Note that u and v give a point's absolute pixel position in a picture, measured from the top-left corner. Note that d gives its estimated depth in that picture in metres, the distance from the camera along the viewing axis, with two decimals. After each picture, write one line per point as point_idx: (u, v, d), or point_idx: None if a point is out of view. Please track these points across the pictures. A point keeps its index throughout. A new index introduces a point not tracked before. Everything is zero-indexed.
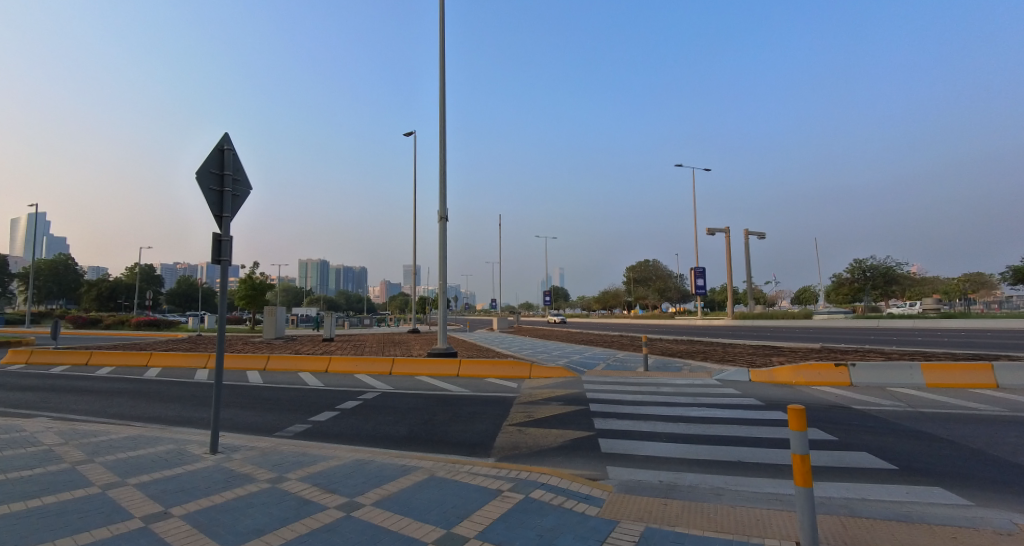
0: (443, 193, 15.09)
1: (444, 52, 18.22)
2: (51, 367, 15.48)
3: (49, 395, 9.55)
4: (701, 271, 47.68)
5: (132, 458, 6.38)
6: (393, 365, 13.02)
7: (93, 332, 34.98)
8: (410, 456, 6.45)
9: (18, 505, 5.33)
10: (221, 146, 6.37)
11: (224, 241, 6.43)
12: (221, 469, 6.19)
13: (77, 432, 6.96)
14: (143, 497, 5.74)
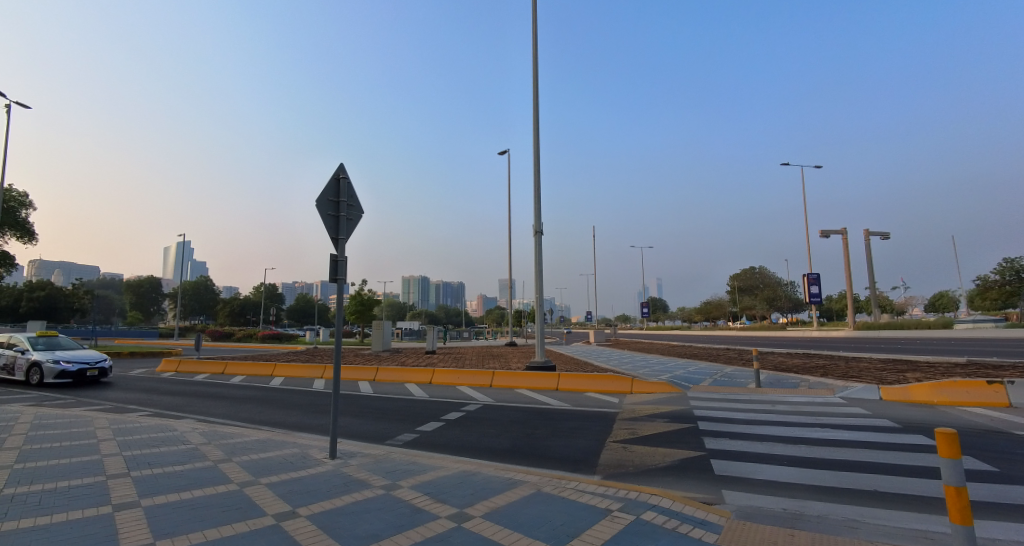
0: (537, 206, 15.23)
1: (537, 69, 18.53)
2: (195, 376, 17.63)
3: (197, 399, 10.84)
4: (815, 277, 43.74)
5: (263, 459, 6.93)
6: (493, 378, 13.33)
7: (232, 343, 39.73)
8: (514, 471, 6.46)
9: (172, 499, 6.03)
10: (337, 175, 6.87)
11: (340, 261, 6.92)
12: (340, 474, 6.59)
13: (217, 432, 7.53)
14: (274, 496, 6.27)
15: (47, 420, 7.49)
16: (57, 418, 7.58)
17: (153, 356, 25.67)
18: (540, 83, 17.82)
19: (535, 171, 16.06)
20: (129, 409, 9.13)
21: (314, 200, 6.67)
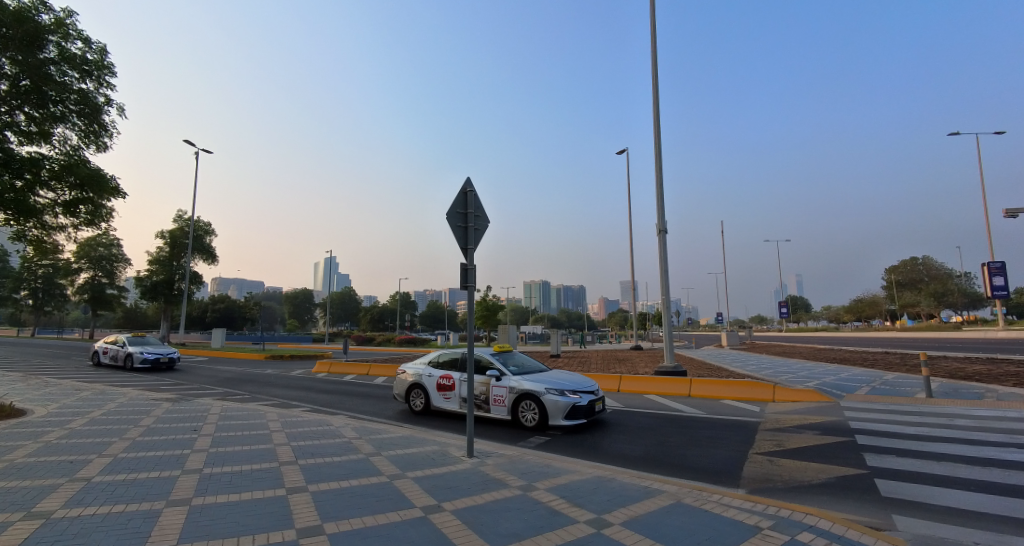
0: (661, 204, 14.68)
1: (656, 60, 17.73)
2: (344, 375, 19.80)
3: (349, 397, 12.12)
4: (1006, 268, 36.68)
5: (409, 454, 7.50)
6: (621, 382, 13.20)
7: (376, 347, 43.54)
8: (653, 479, 6.64)
9: (334, 484, 6.69)
10: (464, 188, 7.24)
11: (470, 269, 7.33)
12: (478, 472, 7.22)
13: (366, 428, 8.08)
14: (421, 489, 6.83)
15: (228, 411, 8.35)
16: (237, 410, 8.48)
17: (309, 357, 29.07)
18: (659, 73, 17.07)
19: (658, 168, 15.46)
20: (297, 405, 10.50)
21: (444, 214, 7.13)
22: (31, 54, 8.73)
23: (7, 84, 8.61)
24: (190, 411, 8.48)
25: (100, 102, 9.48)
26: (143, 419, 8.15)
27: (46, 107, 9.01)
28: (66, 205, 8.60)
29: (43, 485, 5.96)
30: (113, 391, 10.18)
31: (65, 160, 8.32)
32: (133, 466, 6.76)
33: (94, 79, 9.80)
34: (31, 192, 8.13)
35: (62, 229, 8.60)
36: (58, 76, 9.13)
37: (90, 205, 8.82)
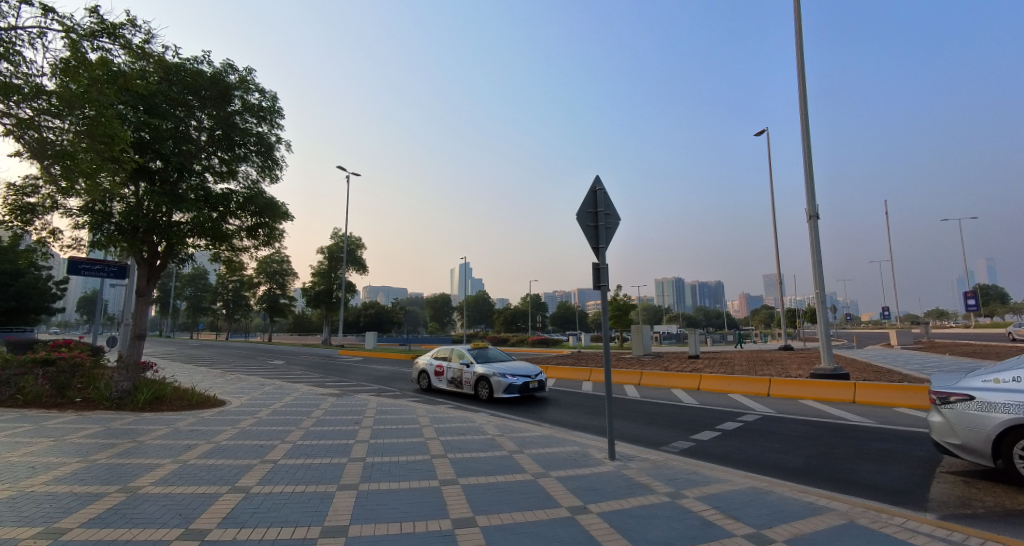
0: (811, 190, 13.27)
1: (800, 28, 15.98)
2: None
3: (492, 395, 12.69)
4: None
5: (550, 454, 7.63)
6: (771, 386, 12.85)
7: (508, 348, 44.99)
8: (819, 495, 6.38)
9: (482, 478, 6.96)
10: (594, 188, 7.49)
11: (601, 268, 7.67)
12: (621, 476, 7.32)
13: (509, 425, 8.26)
14: (565, 490, 6.93)
15: (383, 406, 8.60)
16: (391, 405, 8.77)
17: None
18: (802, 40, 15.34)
19: (806, 153, 14.10)
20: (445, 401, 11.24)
21: (575, 214, 7.47)
22: (220, 107, 9.61)
23: (205, 135, 9.61)
24: (353, 402, 9.27)
25: (274, 142, 10.12)
26: (315, 410, 8.31)
27: (233, 151, 9.95)
28: (248, 229, 10.12)
29: (242, 464, 6.47)
30: (291, 387, 11.58)
31: (247, 193, 9.75)
32: (309, 452, 6.82)
33: (271, 121, 10.40)
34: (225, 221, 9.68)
35: (247, 249, 10.14)
36: (243, 123, 9.96)
37: (266, 228, 10.31)
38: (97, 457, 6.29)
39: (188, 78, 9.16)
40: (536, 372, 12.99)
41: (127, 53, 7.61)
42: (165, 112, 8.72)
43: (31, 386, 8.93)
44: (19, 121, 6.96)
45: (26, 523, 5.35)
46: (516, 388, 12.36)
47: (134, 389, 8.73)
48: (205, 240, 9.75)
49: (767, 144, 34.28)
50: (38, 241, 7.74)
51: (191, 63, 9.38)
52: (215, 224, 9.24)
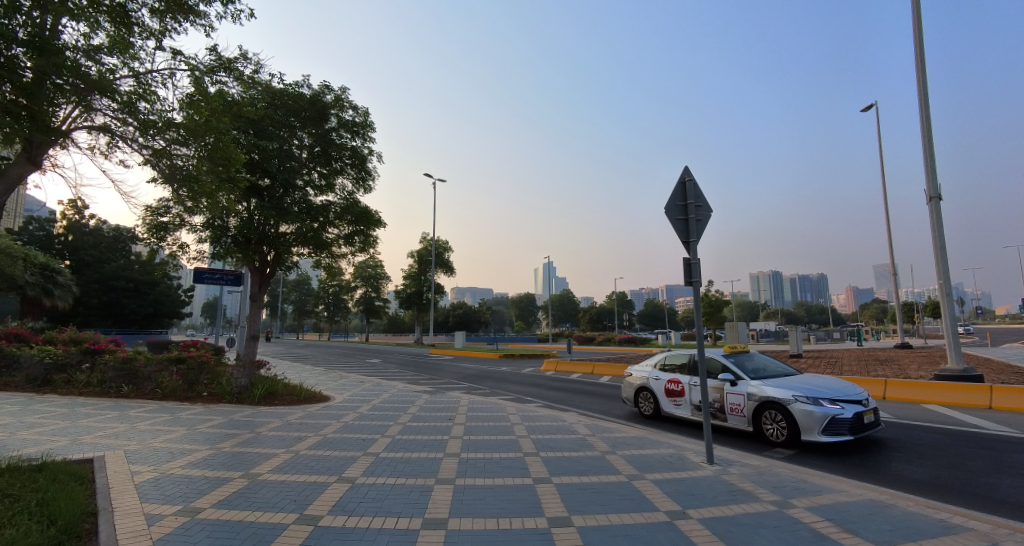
0: (932, 172, 11.93)
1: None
2: (571, 373, 20.29)
3: (581, 392, 12.55)
4: None
5: (644, 456, 7.39)
6: (886, 389, 11.78)
7: (593, 347, 44.09)
8: (955, 513, 5.66)
9: (576, 478, 6.84)
10: (682, 179, 7.53)
11: (693, 263, 7.50)
12: (721, 482, 6.91)
13: (599, 425, 8.07)
14: (662, 493, 6.65)
15: (474, 403, 8.73)
16: (482, 403, 8.87)
17: (534, 356, 30.91)
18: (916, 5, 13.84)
19: (926, 138, 12.81)
20: (534, 398, 11.25)
21: (664, 207, 7.54)
22: (318, 125, 10.41)
23: (306, 152, 10.44)
24: (445, 399, 9.51)
25: (367, 155, 10.75)
26: (410, 407, 8.59)
27: (330, 165, 10.70)
28: (345, 237, 10.81)
29: (347, 456, 6.77)
30: (389, 384, 12.10)
31: (344, 203, 10.47)
32: (407, 446, 7.05)
33: (364, 135, 11.05)
34: (325, 230, 10.41)
35: (344, 256, 10.82)
36: (340, 139, 10.67)
37: (362, 235, 10.96)
38: (223, 446, 6.88)
39: (291, 101, 10.06)
40: (862, 396, 8.17)
41: (237, 82, 7.07)
42: (271, 133, 9.54)
43: (168, 380, 10.01)
44: (152, 150, 6.53)
45: (169, 501, 6.00)
46: (846, 424, 7.71)
47: (251, 385, 9.64)
48: (307, 249, 10.57)
49: (877, 120, 30.04)
50: (168, 254, 8.57)
51: (294, 88, 10.25)
52: (316, 233, 9.97)
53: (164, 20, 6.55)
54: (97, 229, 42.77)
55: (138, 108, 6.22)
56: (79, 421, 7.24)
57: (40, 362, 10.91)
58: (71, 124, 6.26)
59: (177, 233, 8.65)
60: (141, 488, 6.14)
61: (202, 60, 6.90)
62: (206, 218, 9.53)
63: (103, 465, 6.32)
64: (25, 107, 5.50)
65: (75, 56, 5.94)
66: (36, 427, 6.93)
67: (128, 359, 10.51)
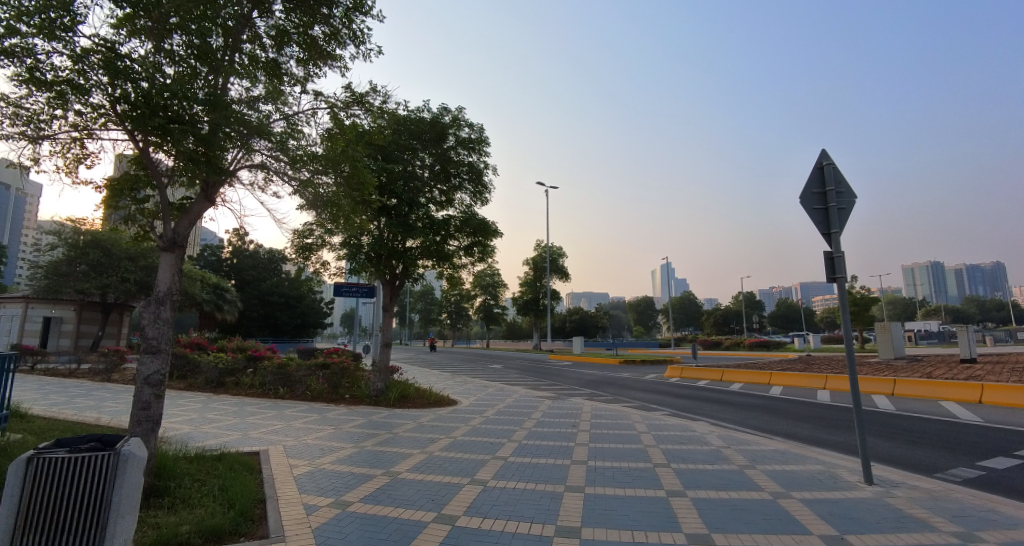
0: None
1: None
2: (698, 380, 19.37)
3: (710, 400, 11.81)
4: None
5: (788, 472, 6.70)
6: None
7: (717, 353, 41.26)
8: None
9: (713, 493, 6.34)
10: (820, 164, 7.66)
11: (835, 257, 7.37)
12: (886, 506, 6.03)
13: (735, 437, 7.51)
14: (813, 515, 5.93)
15: (597, 410, 8.59)
16: (605, 410, 8.68)
17: (653, 362, 29.66)
18: None
19: None
20: (659, 406, 10.79)
21: (801, 196, 7.73)
22: (437, 145, 11.09)
23: (428, 172, 11.19)
24: (568, 406, 9.40)
25: (483, 169, 11.22)
26: (533, 412, 8.66)
27: (449, 182, 11.33)
28: (465, 248, 11.33)
29: (477, 459, 6.94)
30: (512, 389, 12.35)
31: (463, 216, 11.02)
32: (534, 452, 7.07)
33: (479, 150, 11.51)
34: (446, 242, 10.98)
35: (465, 266, 11.32)
36: (458, 156, 11.27)
37: (480, 246, 11.39)
38: (365, 444, 7.42)
39: (413, 126, 10.81)
40: None
41: (369, 116, 7.01)
42: (397, 158, 10.36)
43: (315, 384, 11.08)
44: (299, 182, 6.89)
45: (323, 493, 6.52)
46: None
47: (385, 388, 10.36)
48: (431, 262, 11.20)
49: None
50: (313, 272, 9.50)
51: (416, 113, 11.02)
52: (438, 245, 10.54)
53: (308, 68, 6.57)
54: (255, 252, 48.71)
55: (290, 144, 6.49)
56: (246, 418, 8.27)
57: (214, 366, 12.51)
58: (238, 166, 6.65)
59: (318, 252, 9.50)
60: (298, 479, 6.76)
61: (338, 97, 6.82)
62: (342, 238, 10.47)
63: (267, 458, 7.09)
64: (202, 154, 5.95)
65: (238, 107, 6.19)
66: (215, 422, 8.02)
67: (282, 364, 11.71)
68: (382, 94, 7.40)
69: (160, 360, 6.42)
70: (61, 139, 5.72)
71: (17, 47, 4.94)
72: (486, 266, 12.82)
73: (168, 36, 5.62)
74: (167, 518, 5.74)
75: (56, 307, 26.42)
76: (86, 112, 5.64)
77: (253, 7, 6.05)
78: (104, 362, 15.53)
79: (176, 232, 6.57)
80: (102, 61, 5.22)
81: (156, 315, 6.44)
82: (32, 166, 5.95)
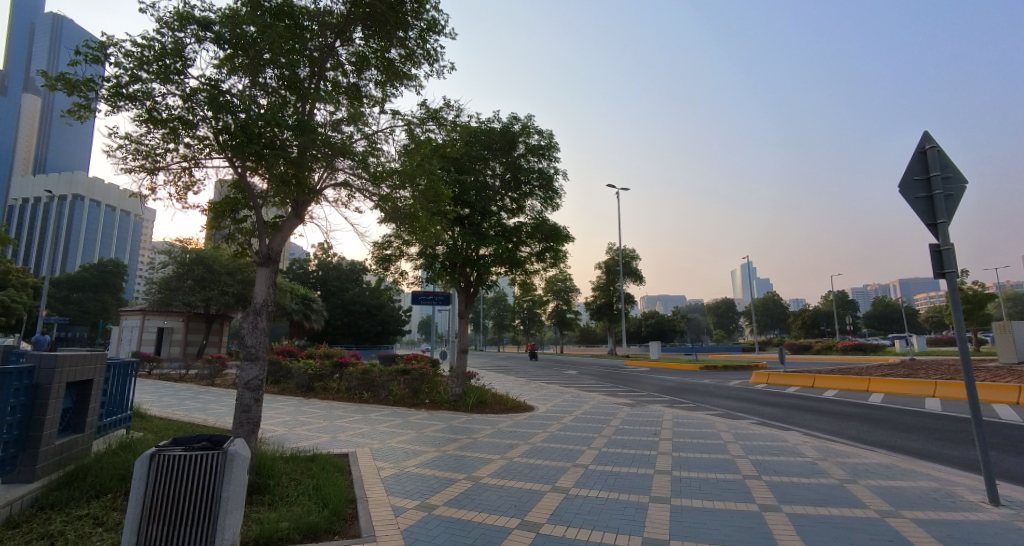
0: None
1: None
2: (786, 387, 18.41)
3: (800, 408, 11.12)
4: None
5: (896, 488, 6.14)
6: None
7: (804, 357, 38.66)
8: None
9: (809, 508, 5.90)
10: (921, 149, 6.98)
11: (943, 250, 6.66)
12: (1018, 530, 5.33)
13: (832, 449, 7.04)
14: (929, 535, 5.34)
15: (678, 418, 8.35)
16: (687, 418, 8.40)
17: (734, 369, 28.36)
18: None
19: None
20: (743, 414, 10.30)
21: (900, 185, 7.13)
22: (508, 154, 11.20)
23: (499, 180, 11.36)
24: (646, 413, 9.20)
25: (553, 174, 11.21)
26: (611, 419, 8.52)
27: (520, 189, 11.43)
28: (538, 254, 11.40)
29: (557, 466, 6.95)
30: (589, 397, 12.24)
31: (534, 222, 11.10)
32: (615, 460, 6.99)
33: (549, 156, 11.50)
34: (519, 249, 11.10)
35: (538, 272, 11.37)
36: (528, 164, 11.34)
37: (552, 252, 11.41)
38: (446, 449, 7.61)
39: (484, 137, 11.00)
40: None
41: (443, 130, 7.27)
42: (468, 168, 10.60)
43: (397, 389, 11.62)
44: (380, 197, 7.24)
45: (409, 496, 6.74)
46: None
47: (463, 394, 10.68)
48: (504, 269, 11.35)
49: None
50: (392, 282, 9.88)
51: (487, 124, 11.19)
52: (511, 252, 10.68)
53: (385, 88, 6.89)
54: (338, 264, 51.61)
55: (370, 162, 6.78)
56: (335, 421, 8.76)
57: (304, 372, 13.31)
58: (324, 185, 7.07)
59: (396, 262, 9.86)
60: (385, 481, 7.04)
61: (413, 114, 7.10)
62: (418, 248, 10.84)
63: (356, 460, 7.45)
64: (292, 175, 6.35)
65: (324, 131, 6.55)
66: (307, 425, 8.55)
67: (366, 370, 12.33)
68: (454, 108, 7.67)
69: (258, 367, 6.79)
70: (173, 169, 6.38)
71: (139, 91, 5.57)
72: (558, 272, 12.79)
73: (262, 71, 5.99)
74: (268, 514, 6.14)
75: (169, 318, 29.02)
76: (195, 144, 6.19)
77: (335, 36, 6.44)
78: (208, 368, 17.04)
79: (270, 248, 7.05)
80: (207, 97, 5.71)
81: (253, 324, 6.87)
82: (149, 195, 6.66)
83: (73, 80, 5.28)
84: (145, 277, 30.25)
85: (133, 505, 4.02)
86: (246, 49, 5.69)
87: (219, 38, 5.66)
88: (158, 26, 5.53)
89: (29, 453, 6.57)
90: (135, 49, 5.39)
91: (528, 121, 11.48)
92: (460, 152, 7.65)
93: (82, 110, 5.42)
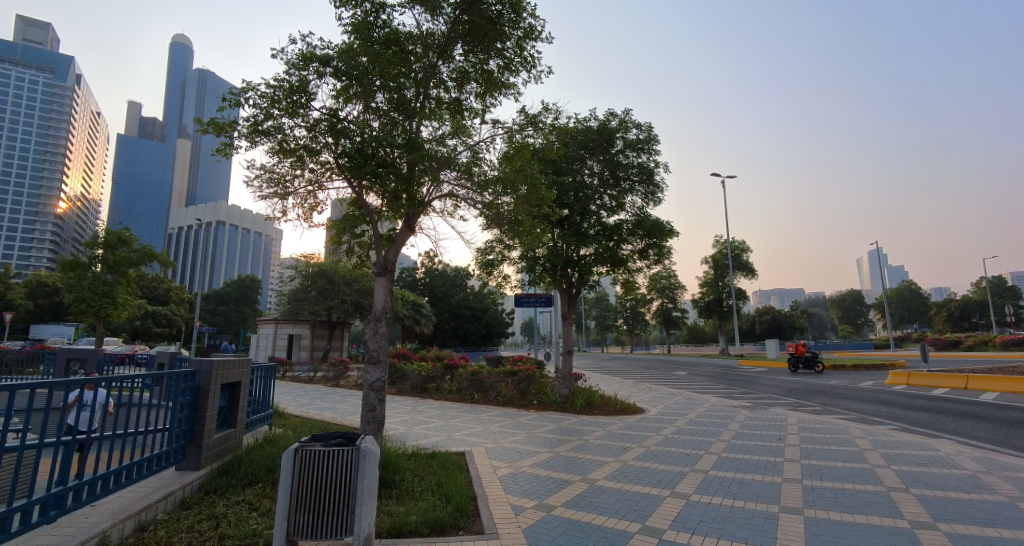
0: None
1: None
2: (932, 388, 16.63)
3: (953, 413, 9.99)
4: None
5: None
6: None
7: (955, 355, 34.18)
8: None
9: (976, 527, 5.17)
10: None
11: None
12: None
13: (996, 462, 6.34)
14: None
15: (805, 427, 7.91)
16: (814, 423, 8.38)
17: (868, 370, 25.74)
18: None
19: None
20: (880, 419, 9.48)
21: None
22: (606, 151, 11.09)
23: (596, 177, 11.28)
24: (768, 419, 8.80)
25: (654, 168, 10.87)
26: (730, 424, 8.54)
27: (619, 186, 11.24)
28: (640, 251, 11.24)
29: (675, 471, 6.91)
30: (702, 401, 11.88)
31: (635, 219, 11.03)
32: (737, 467, 6.80)
33: (649, 150, 11.22)
34: (620, 247, 11.03)
35: (641, 269, 11.19)
36: (626, 158, 11.14)
37: (655, 248, 11.21)
38: (560, 451, 7.81)
39: (582, 136, 11.01)
40: None
41: (542, 134, 7.42)
42: (565, 168, 10.68)
43: (506, 389, 12.18)
44: (484, 205, 7.38)
45: (527, 495, 6.94)
46: None
47: (571, 395, 10.95)
48: (605, 268, 11.29)
49: None
50: (496, 286, 10.21)
51: (583, 122, 11.13)
52: (613, 251, 10.66)
53: (484, 99, 7.22)
54: (444, 272, 54.14)
55: (474, 172, 6.91)
56: (450, 421, 9.33)
57: (419, 374, 14.22)
58: (432, 198, 7.36)
59: (500, 267, 10.16)
60: (503, 481, 7.33)
61: (512, 120, 7.28)
62: (520, 253, 11.13)
63: (473, 459, 7.84)
64: (404, 191, 6.49)
65: (430, 145, 6.81)
66: (425, 424, 9.17)
67: (475, 371, 12.98)
68: (552, 112, 7.77)
69: (380, 369, 7.11)
70: (301, 193, 7.00)
71: (271, 126, 6.18)
72: (660, 269, 12.49)
73: (373, 96, 6.36)
74: (397, 507, 6.55)
75: (297, 325, 31.87)
76: (318, 169, 6.67)
77: (437, 56, 6.81)
78: (333, 370, 18.84)
79: (386, 259, 7.46)
80: (327, 125, 6.15)
81: (375, 330, 7.20)
82: (282, 217, 7.37)
83: (220, 123, 5.99)
84: (276, 289, 34.27)
85: (285, 493, 4.39)
86: (359, 79, 6.05)
87: (337, 71, 6.15)
88: (286, 70, 6.17)
89: (195, 445, 7.53)
90: (267, 91, 6.00)
91: (622, 115, 11.29)
92: (557, 153, 7.66)
93: (226, 148, 6.15)
